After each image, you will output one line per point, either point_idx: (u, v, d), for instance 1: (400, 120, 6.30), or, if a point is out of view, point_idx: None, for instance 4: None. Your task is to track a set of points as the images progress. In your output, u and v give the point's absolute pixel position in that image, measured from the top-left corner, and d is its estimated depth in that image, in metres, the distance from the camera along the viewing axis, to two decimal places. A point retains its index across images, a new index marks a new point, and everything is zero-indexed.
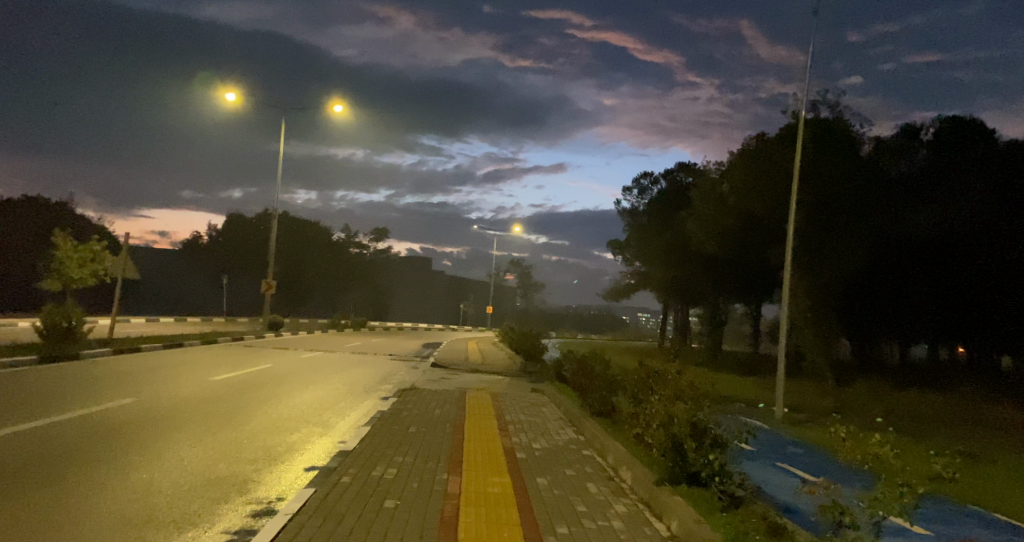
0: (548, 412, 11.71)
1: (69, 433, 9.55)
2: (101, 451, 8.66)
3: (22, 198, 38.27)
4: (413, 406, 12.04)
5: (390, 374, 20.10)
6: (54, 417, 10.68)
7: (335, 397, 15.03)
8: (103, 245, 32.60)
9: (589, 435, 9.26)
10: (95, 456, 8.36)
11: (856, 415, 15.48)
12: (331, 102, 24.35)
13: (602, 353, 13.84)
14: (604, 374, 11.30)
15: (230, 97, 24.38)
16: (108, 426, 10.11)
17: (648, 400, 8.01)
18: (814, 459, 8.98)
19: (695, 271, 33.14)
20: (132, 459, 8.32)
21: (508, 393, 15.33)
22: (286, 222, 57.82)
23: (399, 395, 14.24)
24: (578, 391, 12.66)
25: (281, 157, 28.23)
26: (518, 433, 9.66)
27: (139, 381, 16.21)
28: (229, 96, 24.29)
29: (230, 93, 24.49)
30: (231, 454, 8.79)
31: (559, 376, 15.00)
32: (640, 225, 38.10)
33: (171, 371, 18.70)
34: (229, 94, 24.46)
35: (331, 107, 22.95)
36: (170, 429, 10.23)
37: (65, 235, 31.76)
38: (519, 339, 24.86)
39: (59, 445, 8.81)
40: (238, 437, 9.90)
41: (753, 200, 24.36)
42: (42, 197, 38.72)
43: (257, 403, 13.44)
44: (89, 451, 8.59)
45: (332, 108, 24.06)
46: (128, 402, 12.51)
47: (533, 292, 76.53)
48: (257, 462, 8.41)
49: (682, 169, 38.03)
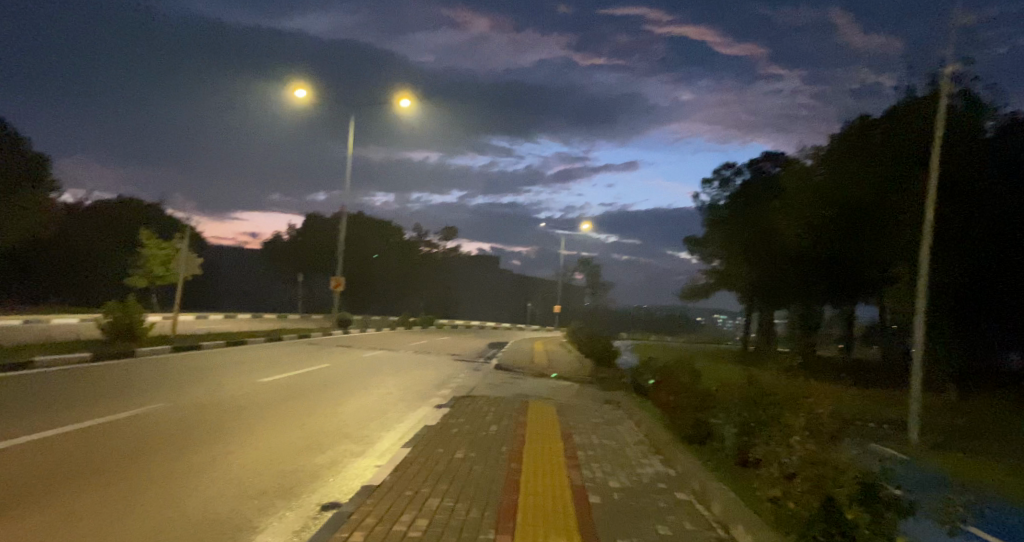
0: (629, 434, 9.68)
1: (64, 451, 8.18)
2: (95, 473, 7.40)
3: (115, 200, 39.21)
4: (469, 419, 10.35)
5: (452, 377, 18.48)
6: (58, 428, 9.38)
7: (384, 404, 13.42)
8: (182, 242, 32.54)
9: (686, 470, 7.30)
10: (81, 486, 6.95)
11: (1000, 437, 12.82)
12: (398, 94, 23.30)
13: (692, 360, 11.80)
14: (697, 388, 9.29)
15: (298, 93, 23.74)
16: (114, 442, 8.74)
17: (773, 434, 6.00)
18: (997, 516, 6.70)
19: (784, 269, 30.50)
20: (124, 491, 6.89)
21: (578, 404, 13.40)
22: (356, 220, 57.30)
23: (456, 403, 12.53)
24: (661, 407, 10.61)
25: (348, 150, 27.44)
26: (592, 466, 7.73)
27: (183, 381, 15.15)
28: (297, 91, 23.47)
29: (298, 88, 23.75)
30: (242, 485, 7.29)
31: (637, 384, 12.98)
32: (722, 220, 35.70)
33: (220, 370, 17.61)
34: (297, 89, 23.61)
35: (398, 100, 21.95)
36: (188, 443, 8.96)
37: (148, 232, 31.91)
38: (591, 340, 22.91)
39: (43, 469, 7.42)
40: (260, 457, 8.45)
41: (861, 188, 21.56)
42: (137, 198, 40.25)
43: (299, 410, 12.07)
44: (76, 478, 7.19)
45: (399, 102, 23.06)
46: (156, 407, 11.34)
47: (604, 292, 74.01)
48: (268, 498, 6.88)
49: (768, 158, 35.48)
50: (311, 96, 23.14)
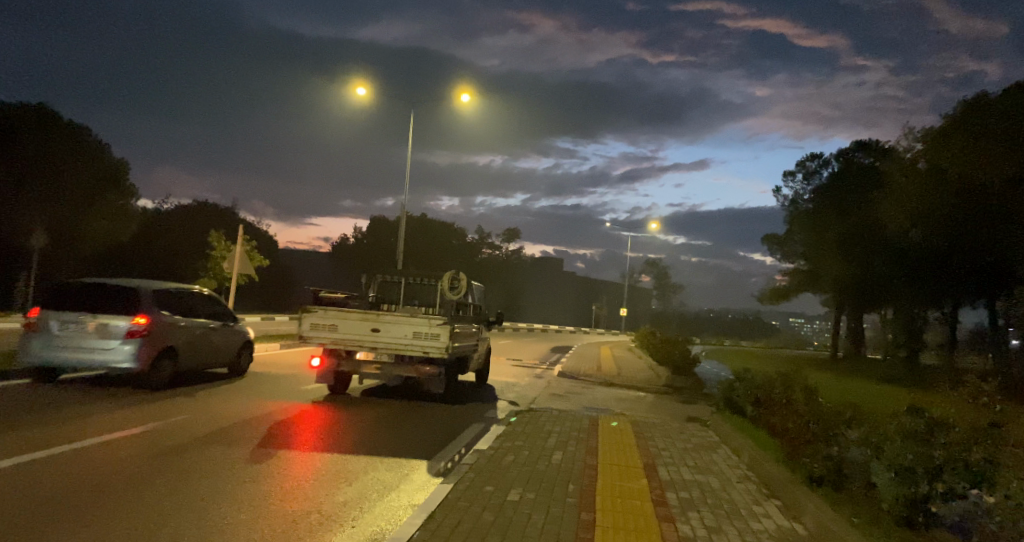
0: (728, 468, 7.72)
1: (54, 471, 6.80)
2: (91, 496, 6.15)
3: (189, 211, 44.04)
4: (531, 441, 8.63)
5: (512, 385, 16.75)
6: (35, 437, 8.00)
7: (435, 412, 11.93)
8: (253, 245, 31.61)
9: (827, 532, 5.33)
10: (60, 517, 5.61)
11: None
12: (462, 88, 22.44)
13: (801, 373, 9.79)
14: (819, 413, 7.38)
15: (359, 91, 23.40)
16: (98, 460, 7.25)
17: None
18: None
19: (884, 267, 27.90)
20: (93, 532, 5.36)
21: (657, 421, 11.50)
22: (419, 221, 56.58)
23: (517, 418, 10.81)
24: (766, 432, 8.66)
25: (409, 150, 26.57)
26: (689, 518, 5.84)
27: (236, 376, 13.97)
28: (361, 89, 22.84)
29: (361, 87, 23.62)
30: (246, 520, 5.80)
31: (727, 401, 11.04)
32: (808, 216, 33.15)
33: (278, 367, 16.36)
34: (360, 86, 22.99)
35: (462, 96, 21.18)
36: (213, 458, 7.66)
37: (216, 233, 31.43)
38: (666, 346, 20.87)
39: (17, 495, 6.06)
40: (272, 483, 6.89)
41: (984, 172, 19.20)
42: (203, 206, 44.59)
43: (347, 416, 10.63)
44: (68, 502, 5.96)
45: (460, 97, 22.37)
46: (194, 411, 10.17)
47: (673, 295, 71.02)
48: (475, 399, 13.74)
49: (859, 147, 32.75)
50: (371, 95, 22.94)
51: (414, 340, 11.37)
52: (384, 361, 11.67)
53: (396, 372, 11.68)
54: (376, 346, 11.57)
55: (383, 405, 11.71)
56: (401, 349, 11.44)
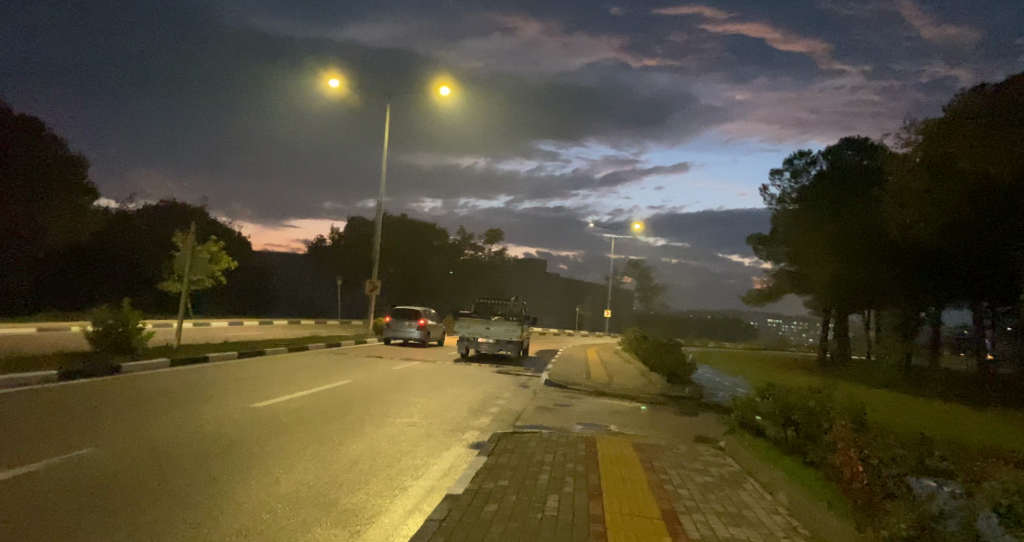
0: (765, 516, 6.15)
1: None
2: None
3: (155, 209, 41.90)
4: (516, 479, 7.03)
5: (494, 397, 15.17)
6: None
7: (407, 434, 10.31)
8: (220, 246, 29.07)
9: None
10: None
11: None
12: (439, 84, 21.24)
13: (828, 388, 8.38)
14: (878, 447, 5.87)
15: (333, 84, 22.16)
16: None
17: None
18: None
19: (880, 267, 26.69)
20: None
21: (662, 442, 10.01)
22: (397, 221, 54.73)
23: (501, 442, 9.22)
24: (799, 463, 7.19)
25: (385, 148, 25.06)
26: None
27: (194, 397, 12.36)
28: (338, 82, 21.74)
29: (332, 80, 22.51)
30: None
31: (739, 421, 9.60)
32: (797, 215, 31.85)
33: (248, 380, 14.72)
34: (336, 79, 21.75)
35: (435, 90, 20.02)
36: (109, 526, 6.07)
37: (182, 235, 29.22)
38: (658, 352, 19.41)
39: None
40: None
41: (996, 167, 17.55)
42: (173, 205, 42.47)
43: (301, 448, 9.02)
44: None
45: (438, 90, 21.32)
46: (119, 449, 8.56)
47: (656, 296, 69.66)
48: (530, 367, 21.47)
49: (849, 144, 31.45)
50: (344, 88, 21.86)
51: (508, 330, 19.13)
52: (489, 344, 19.18)
53: (496, 349, 19.17)
54: (486, 335, 19.22)
55: (345, 433, 10.06)
56: (501, 336, 19.15)
